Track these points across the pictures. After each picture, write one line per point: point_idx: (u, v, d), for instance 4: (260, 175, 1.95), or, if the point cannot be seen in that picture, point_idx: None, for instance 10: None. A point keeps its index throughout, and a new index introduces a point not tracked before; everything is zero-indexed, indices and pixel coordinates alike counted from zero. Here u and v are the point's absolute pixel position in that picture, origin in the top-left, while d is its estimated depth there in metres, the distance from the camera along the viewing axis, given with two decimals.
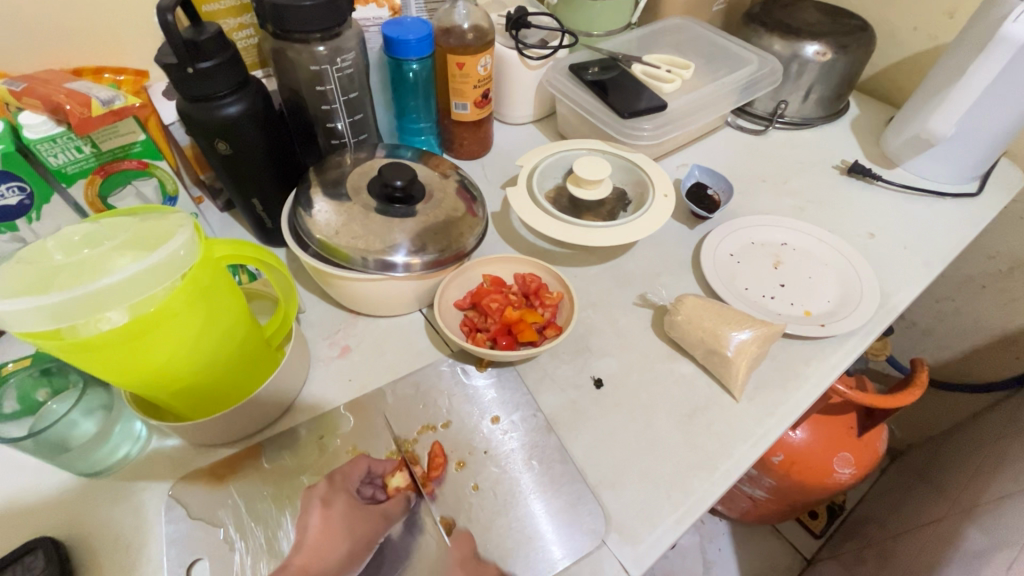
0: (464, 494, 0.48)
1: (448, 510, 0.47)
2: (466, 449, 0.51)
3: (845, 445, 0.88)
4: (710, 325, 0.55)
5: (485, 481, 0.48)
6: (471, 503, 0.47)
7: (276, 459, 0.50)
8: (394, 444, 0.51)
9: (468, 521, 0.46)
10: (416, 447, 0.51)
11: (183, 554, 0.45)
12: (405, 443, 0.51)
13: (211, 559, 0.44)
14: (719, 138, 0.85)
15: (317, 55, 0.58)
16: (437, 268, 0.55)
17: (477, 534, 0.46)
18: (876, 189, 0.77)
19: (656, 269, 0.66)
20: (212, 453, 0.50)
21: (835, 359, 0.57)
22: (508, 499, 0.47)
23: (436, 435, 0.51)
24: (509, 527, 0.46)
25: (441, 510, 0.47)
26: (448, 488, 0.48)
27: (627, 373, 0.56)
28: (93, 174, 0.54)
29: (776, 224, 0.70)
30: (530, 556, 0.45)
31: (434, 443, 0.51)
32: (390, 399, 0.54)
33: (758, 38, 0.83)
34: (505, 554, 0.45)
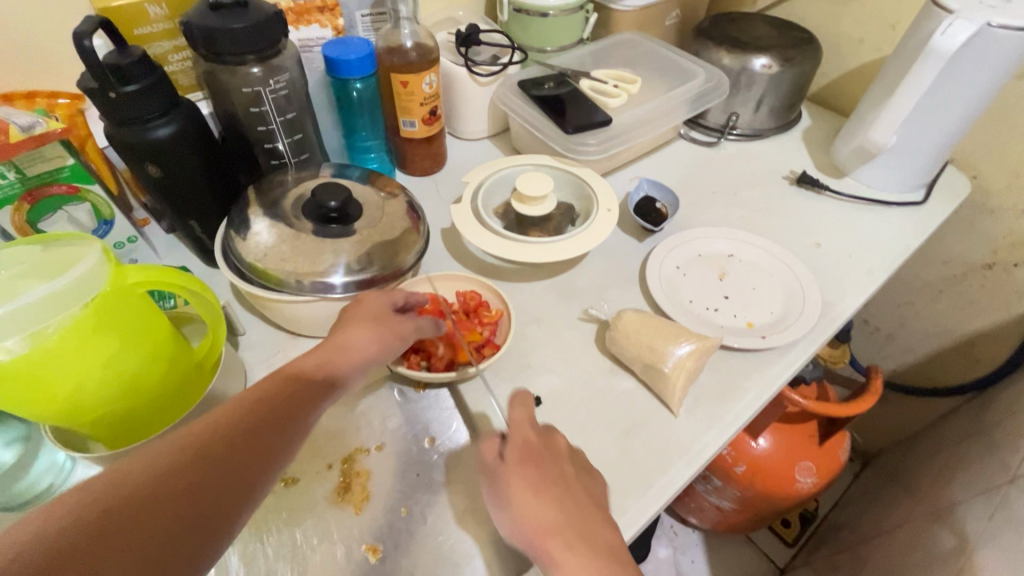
0: (394, 520, 0.47)
1: (374, 536, 0.46)
2: (393, 478, 0.50)
3: (807, 454, 0.88)
4: (647, 339, 0.55)
5: (415, 506, 0.48)
6: (399, 529, 0.47)
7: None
8: (325, 469, 0.50)
9: (398, 548, 0.46)
10: (353, 470, 0.50)
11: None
12: (336, 467, 0.50)
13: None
14: (672, 150, 0.86)
15: (251, 77, 0.57)
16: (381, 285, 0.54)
17: (406, 560, 0.45)
18: (824, 199, 0.78)
19: (602, 283, 0.66)
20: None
21: (776, 370, 0.57)
22: (438, 527, 0.47)
23: (371, 458, 0.51)
24: (439, 552, 0.46)
25: (368, 536, 0.47)
26: (378, 514, 0.48)
27: (567, 389, 0.56)
28: (19, 200, 0.52)
29: (723, 235, 0.70)
30: None
31: (367, 468, 0.50)
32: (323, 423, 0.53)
33: (707, 52, 0.84)
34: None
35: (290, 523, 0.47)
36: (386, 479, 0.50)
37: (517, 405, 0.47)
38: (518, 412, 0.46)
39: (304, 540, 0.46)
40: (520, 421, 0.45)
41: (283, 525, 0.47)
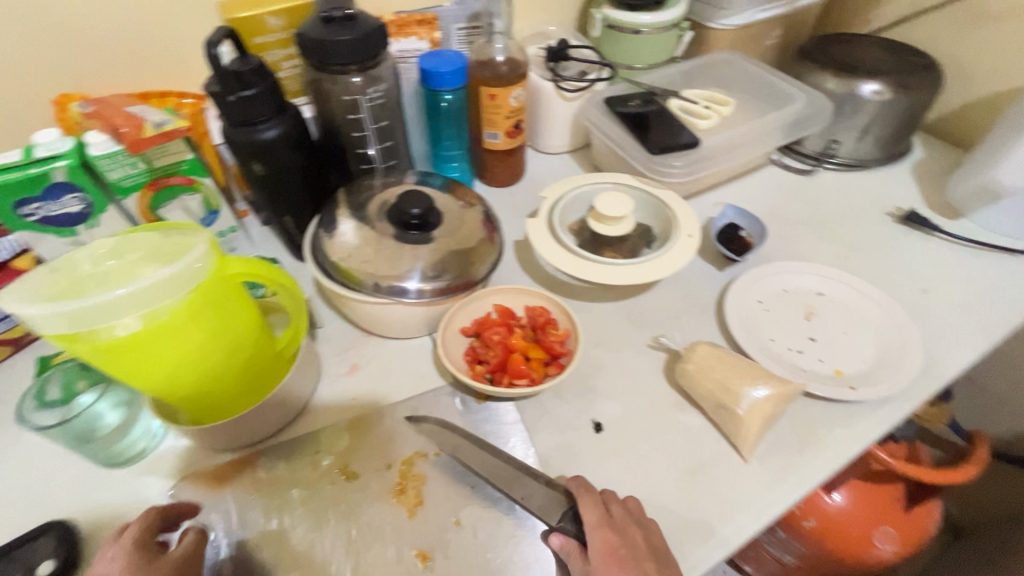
0: (445, 528, 0.48)
1: (425, 543, 0.47)
2: (448, 485, 0.50)
3: (889, 519, 0.79)
4: (721, 377, 0.51)
5: (468, 517, 0.48)
6: (450, 539, 0.47)
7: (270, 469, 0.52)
8: (383, 468, 0.52)
9: (447, 558, 0.46)
10: (410, 473, 0.51)
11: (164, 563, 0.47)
12: (394, 467, 0.52)
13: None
14: (761, 176, 0.81)
15: (352, 86, 0.61)
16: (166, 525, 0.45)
17: (453, 571, 0.46)
18: (934, 241, 0.71)
19: (675, 311, 0.63)
20: (216, 454, 0.53)
21: (865, 426, 0.52)
22: (489, 542, 0.47)
23: (428, 463, 0.52)
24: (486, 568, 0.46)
25: (420, 541, 0.47)
26: (430, 521, 0.48)
27: (629, 419, 0.54)
28: (145, 187, 0.59)
29: (813, 271, 0.65)
30: None
31: (423, 473, 0.51)
32: (386, 422, 0.55)
33: (810, 75, 0.79)
34: None
35: (346, 517, 0.49)
36: (440, 486, 0.50)
37: (587, 503, 0.44)
38: (588, 511, 0.43)
39: (358, 536, 0.48)
40: (598, 523, 0.42)
41: (340, 518, 0.49)
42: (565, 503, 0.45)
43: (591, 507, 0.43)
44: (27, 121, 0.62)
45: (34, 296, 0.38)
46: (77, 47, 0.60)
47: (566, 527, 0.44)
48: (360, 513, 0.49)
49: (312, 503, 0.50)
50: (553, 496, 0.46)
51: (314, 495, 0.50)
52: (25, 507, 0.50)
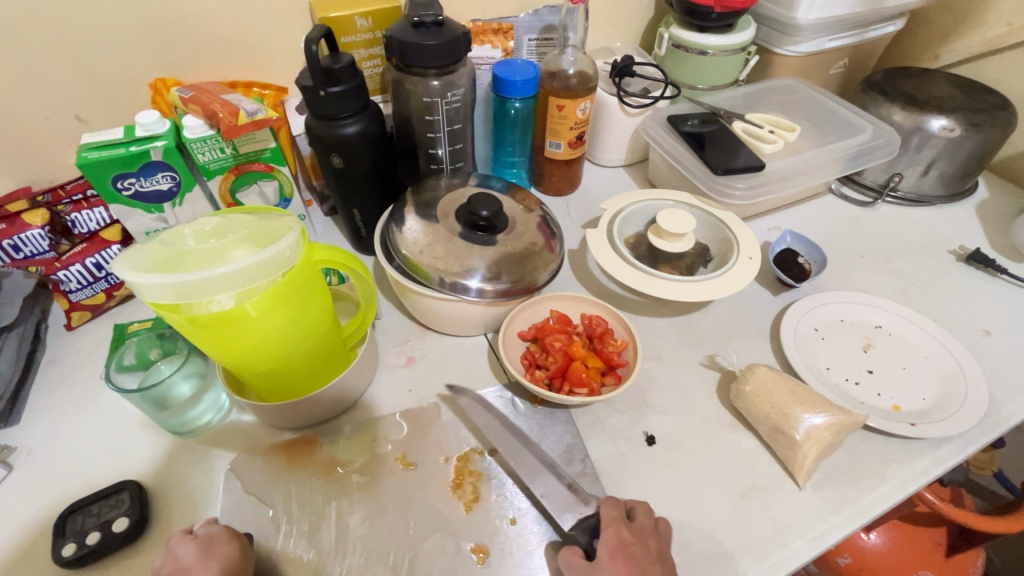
0: (499, 526, 0.49)
1: (482, 538, 0.48)
2: (503, 484, 0.51)
3: (928, 563, 0.77)
4: (780, 401, 0.51)
5: (523, 517, 0.49)
6: (502, 538, 0.48)
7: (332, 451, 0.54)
8: (440, 461, 0.53)
9: (500, 555, 0.47)
10: (463, 469, 0.52)
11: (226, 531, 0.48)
12: (452, 461, 0.53)
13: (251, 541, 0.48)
14: (820, 205, 0.81)
15: (430, 88, 0.63)
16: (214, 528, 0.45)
17: (506, 568, 0.46)
18: (998, 282, 0.69)
19: (729, 332, 0.63)
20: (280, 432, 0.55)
21: (924, 464, 0.51)
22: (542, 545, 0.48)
23: (483, 461, 0.53)
24: (540, 569, 0.46)
25: (476, 537, 0.48)
26: (484, 518, 0.49)
27: (682, 435, 0.54)
28: (229, 171, 0.62)
29: (871, 303, 0.65)
30: None
31: (479, 470, 0.52)
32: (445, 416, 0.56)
33: (877, 107, 0.78)
34: None
35: (403, 504, 0.50)
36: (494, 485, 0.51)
37: (607, 504, 0.47)
38: (606, 509, 0.47)
39: (411, 525, 0.49)
40: (613, 521, 0.46)
41: (398, 505, 0.50)
42: (589, 512, 0.48)
43: (612, 505, 0.47)
44: (125, 103, 0.65)
45: (142, 265, 0.40)
46: (178, 36, 0.63)
47: (577, 538, 0.47)
48: (416, 502, 0.50)
49: (370, 488, 0.51)
50: (578, 499, 0.49)
51: (372, 482, 0.52)
52: (99, 466, 0.52)
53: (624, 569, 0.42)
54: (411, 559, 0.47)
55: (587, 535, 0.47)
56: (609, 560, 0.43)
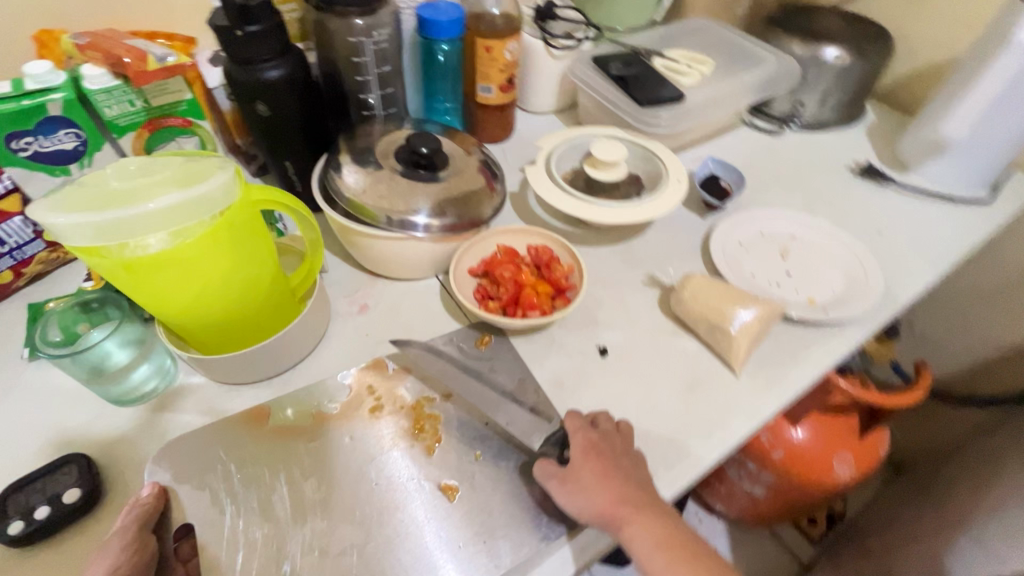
0: (466, 463, 0.49)
1: (450, 477, 0.48)
2: (465, 422, 0.52)
3: (846, 445, 0.88)
4: (713, 302, 0.56)
5: (486, 451, 0.50)
6: (469, 473, 0.49)
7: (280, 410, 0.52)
8: (396, 409, 0.52)
9: (470, 490, 0.48)
10: (427, 408, 0.53)
11: (184, 505, 0.46)
12: (405, 408, 0.52)
13: (207, 512, 0.46)
14: (735, 136, 0.87)
15: (354, 28, 0.61)
16: (137, 516, 0.43)
17: (477, 500, 0.47)
18: (886, 190, 0.79)
19: (665, 252, 0.68)
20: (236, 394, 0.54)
21: (835, 343, 0.59)
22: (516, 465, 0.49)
23: (435, 407, 0.53)
24: (511, 497, 0.48)
25: (442, 477, 0.48)
26: (448, 452, 0.50)
27: (630, 345, 0.58)
28: (142, 127, 0.58)
29: (785, 216, 0.72)
30: (524, 532, 0.46)
31: (437, 412, 0.52)
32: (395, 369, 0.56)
33: (778, 40, 0.85)
34: (504, 523, 0.46)
35: (366, 449, 0.50)
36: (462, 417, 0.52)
37: (570, 415, 0.50)
38: (570, 420, 0.50)
39: (384, 463, 0.49)
40: (578, 429, 0.49)
41: (364, 443, 0.50)
42: (554, 428, 0.52)
43: (574, 416, 0.50)
44: (9, 60, 0.59)
45: (62, 203, 0.38)
46: None
47: (549, 452, 0.50)
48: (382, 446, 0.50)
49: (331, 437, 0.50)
50: (542, 418, 0.52)
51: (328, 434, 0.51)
52: (38, 446, 0.49)
53: (598, 466, 0.46)
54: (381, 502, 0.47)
55: (558, 447, 0.50)
56: (582, 462, 0.46)
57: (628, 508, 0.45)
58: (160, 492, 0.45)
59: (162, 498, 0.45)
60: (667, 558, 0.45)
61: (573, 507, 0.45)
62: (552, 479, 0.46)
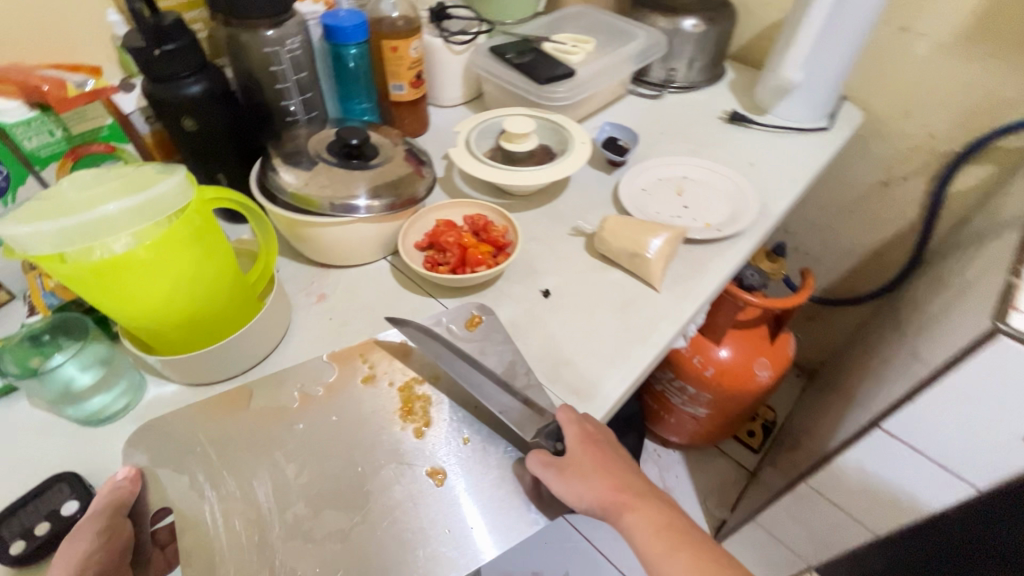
0: (453, 448, 0.54)
1: (437, 462, 0.53)
2: (453, 406, 0.57)
3: (763, 352, 1.03)
4: (628, 235, 0.66)
5: (474, 437, 0.55)
6: (458, 456, 0.53)
7: (260, 420, 0.54)
8: (390, 385, 0.58)
9: (456, 474, 0.52)
10: (416, 393, 0.57)
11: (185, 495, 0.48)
12: (395, 389, 0.57)
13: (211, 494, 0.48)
14: (624, 104, 0.99)
15: (266, 39, 0.65)
16: (110, 500, 0.46)
17: (463, 481, 0.52)
18: (752, 131, 0.94)
19: (583, 206, 0.77)
20: (214, 396, 0.55)
21: (731, 253, 0.71)
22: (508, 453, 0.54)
23: (427, 390, 0.58)
24: (494, 477, 0.52)
25: (431, 462, 0.53)
26: (436, 440, 0.54)
27: (568, 284, 0.66)
28: (64, 157, 0.58)
29: (675, 162, 0.84)
30: (507, 502, 0.51)
31: (426, 394, 0.57)
32: (375, 346, 0.61)
33: (644, 17, 0.98)
34: (488, 495, 0.51)
35: (350, 433, 0.54)
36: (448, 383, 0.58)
37: (562, 408, 0.54)
38: (562, 413, 0.53)
39: (369, 438, 0.54)
40: (571, 422, 0.53)
41: (349, 418, 0.55)
42: (547, 420, 0.54)
43: (567, 410, 0.54)
44: None
45: (20, 216, 0.40)
46: None
47: (542, 443, 0.52)
48: (369, 415, 0.55)
49: (317, 418, 0.55)
50: (534, 410, 0.55)
51: (313, 438, 0.53)
52: (17, 476, 0.49)
53: (596, 459, 0.52)
54: (372, 482, 0.51)
55: (551, 440, 0.53)
56: (582, 452, 0.51)
57: (629, 496, 0.53)
58: (135, 475, 0.49)
59: (137, 481, 0.49)
60: (654, 534, 0.52)
61: (570, 493, 0.51)
62: (551, 469, 0.51)
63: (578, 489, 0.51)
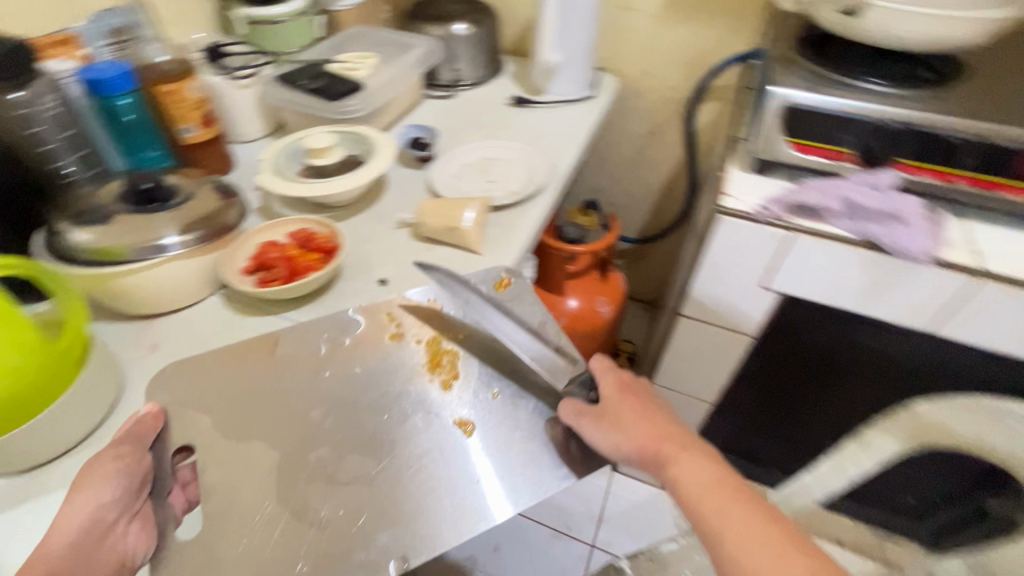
0: (485, 399, 0.60)
1: (465, 416, 0.58)
2: (480, 365, 0.63)
3: (602, 290, 1.18)
4: (441, 214, 0.75)
5: (502, 391, 0.61)
6: (481, 406, 0.59)
7: (323, 392, 0.60)
8: (415, 343, 0.64)
9: (481, 426, 0.58)
10: (444, 355, 0.63)
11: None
12: (423, 344, 0.64)
13: None
14: (423, 107, 1.08)
15: (16, 102, 0.65)
16: (137, 428, 0.53)
17: (488, 429, 0.58)
18: (535, 109, 1.08)
19: (403, 201, 0.84)
20: (246, 376, 0.61)
21: (534, 210, 0.82)
22: (538, 410, 0.60)
23: (453, 353, 0.64)
24: (515, 425, 0.58)
25: (461, 414, 0.59)
26: (464, 391, 0.60)
27: (402, 270, 0.72)
28: None
29: (475, 147, 0.95)
30: (525, 438, 0.57)
31: (451, 349, 0.64)
32: (316, 332, 0.64)
33: (419, 28, 1.08)
34: (503, 433, 0.58)
35: (369, 385, 0.61)
36: (477, 335, 0.66)
37: (597, 359, 0.64)
38: (597, 362, 0.64)
39: (234, 459, 0.54)
40: (606, 373, 0.63)
41: (372, 369, 0.62)
42: (581, 371, 0.62)
43: (602, 361, 0.64)
44: None
45: None
46: None
47: (575, 390, 0.61)
48: (398, 365, 0.62)
49: (343, 366, 0.62)
50: (568, 359, 0.62)
51: (352, 407, 0.59)
52: None
53: (633, 407, 0.60)
54: (398, 431, 0.57)
55: (584, 389, 0.62)
56: (619, 399, 0.60)
57: (670, 449, 0.57)
58: (159, 413, 0.56)
59: (160, 417, 0.55)
60: (709, 487, 0.55)
61: (608, 441, 0.57)
62: (586, 415, 0.58)
63: (612, 438, 0.57)
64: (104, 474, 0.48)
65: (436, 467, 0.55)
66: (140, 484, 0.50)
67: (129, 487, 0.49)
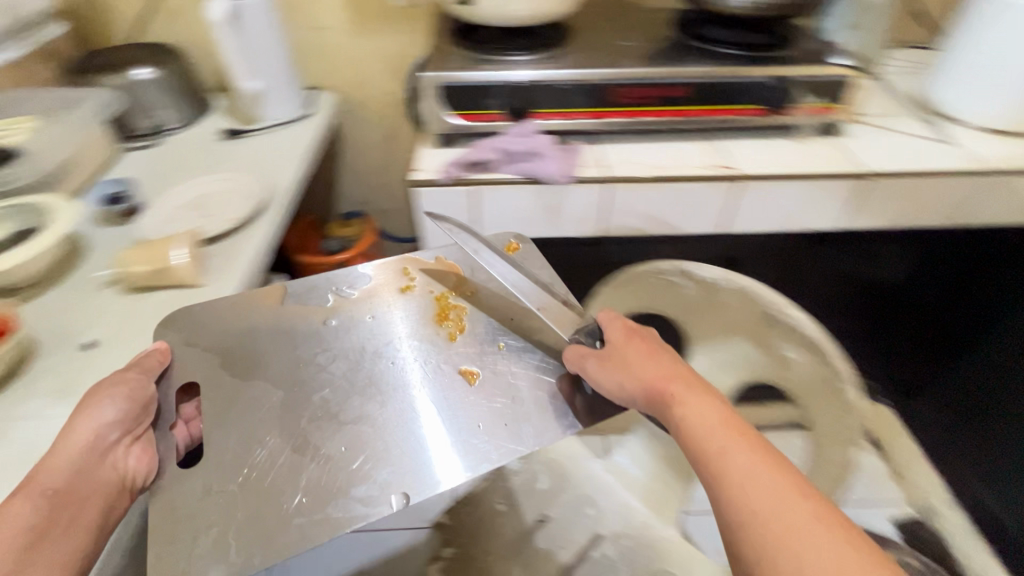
0: (491, 351, 0.67)
1: (473, 366, 0.65)
2: (486, 321, 0.71)
3: None
4: (144, 259, 0.72)
5: (508, 343, 0.68)
6: (491, 354, 0.67)
7: (342, 351, 0.65)
8: (427, 293, 0.73)
9: (488, 374, 0.65)
10: (453, 306, 0.72)
11: None
12: (433, 297, 0.73)
13: None
14: (123, 162, 1.00)
15: None
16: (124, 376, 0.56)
17: (488, 382, 0.64)
18: (252, 139, 1.07)
19: (106, 261, 0.78)
20: (283, 346, 0.65)
21: (258, 230, 0.83)
22: (546, 366, 0.66)
23: (459, 306, 0.72)
24: (510, 380, 0.64)
25: (472, 365, 0.65)
26: (469, 340, 0.68)
27: (112, 329, 0.68)
28: None
29: (186, 186, 0.91)
30: (508, 396, 0.62)
31: (457, 304, 0.73)
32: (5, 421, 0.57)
33: (91, 80, 0.99)
34: (488, 392, 0.62)
35: (367, 334, 0.67)
36: (487, 294, 0.74)
37: (605, 312, 0.66)
38: (603, 314, 0.66)
39: None
40: (610, 323, 0.64)
41: (369, 325, 0.68)
42: (589, 323, 0.66)
43: (609, 312, 0.66)
44: None
45: None
46: None
47: (580, 338, 0.65)
48: (394, 319, 0.69)
49: (346, 317, 0.69)
50: (572, 317, 0.67)
51: (347, 386, 0.61)
52: None
53: (643, 351, 0.60)
54: (396, 375, 0.63)
55: (591, 337, 0.65)
56: (624, 344, 0.61)
57: (675, 390, 0.55)
58: (168, 349, 0.61)
59: (165, 355, 0.61)
60: (722, 430, 0.50)
61: (608, 381, 0.59)
62: (591, 360, 0.61)
63: (616, 378, 0.58)
64: (99, 398, 0.52)
65: (434, 415, 0.59)
66: (141, 415, 0.54)
67: (130, 413, 0.53)
